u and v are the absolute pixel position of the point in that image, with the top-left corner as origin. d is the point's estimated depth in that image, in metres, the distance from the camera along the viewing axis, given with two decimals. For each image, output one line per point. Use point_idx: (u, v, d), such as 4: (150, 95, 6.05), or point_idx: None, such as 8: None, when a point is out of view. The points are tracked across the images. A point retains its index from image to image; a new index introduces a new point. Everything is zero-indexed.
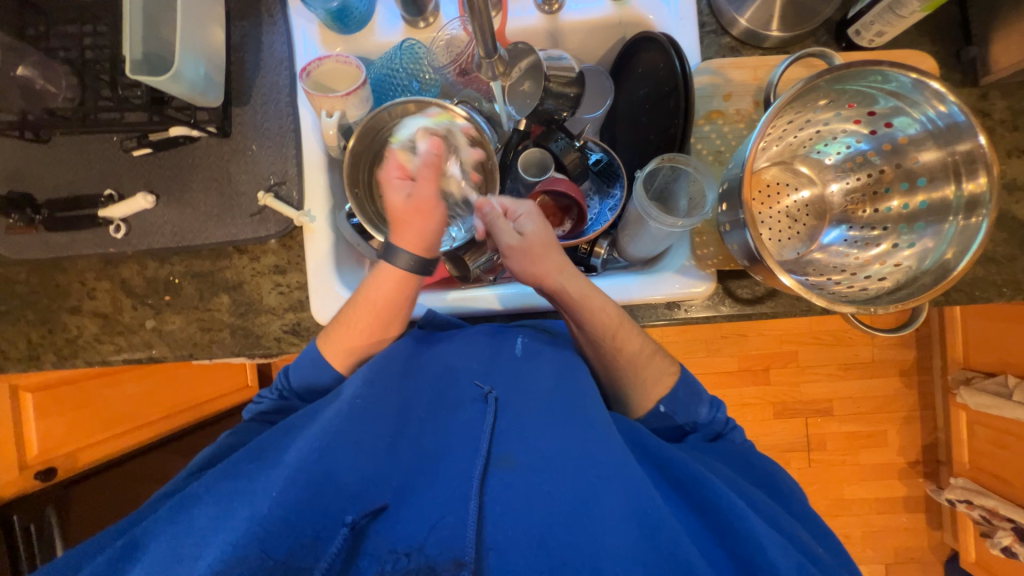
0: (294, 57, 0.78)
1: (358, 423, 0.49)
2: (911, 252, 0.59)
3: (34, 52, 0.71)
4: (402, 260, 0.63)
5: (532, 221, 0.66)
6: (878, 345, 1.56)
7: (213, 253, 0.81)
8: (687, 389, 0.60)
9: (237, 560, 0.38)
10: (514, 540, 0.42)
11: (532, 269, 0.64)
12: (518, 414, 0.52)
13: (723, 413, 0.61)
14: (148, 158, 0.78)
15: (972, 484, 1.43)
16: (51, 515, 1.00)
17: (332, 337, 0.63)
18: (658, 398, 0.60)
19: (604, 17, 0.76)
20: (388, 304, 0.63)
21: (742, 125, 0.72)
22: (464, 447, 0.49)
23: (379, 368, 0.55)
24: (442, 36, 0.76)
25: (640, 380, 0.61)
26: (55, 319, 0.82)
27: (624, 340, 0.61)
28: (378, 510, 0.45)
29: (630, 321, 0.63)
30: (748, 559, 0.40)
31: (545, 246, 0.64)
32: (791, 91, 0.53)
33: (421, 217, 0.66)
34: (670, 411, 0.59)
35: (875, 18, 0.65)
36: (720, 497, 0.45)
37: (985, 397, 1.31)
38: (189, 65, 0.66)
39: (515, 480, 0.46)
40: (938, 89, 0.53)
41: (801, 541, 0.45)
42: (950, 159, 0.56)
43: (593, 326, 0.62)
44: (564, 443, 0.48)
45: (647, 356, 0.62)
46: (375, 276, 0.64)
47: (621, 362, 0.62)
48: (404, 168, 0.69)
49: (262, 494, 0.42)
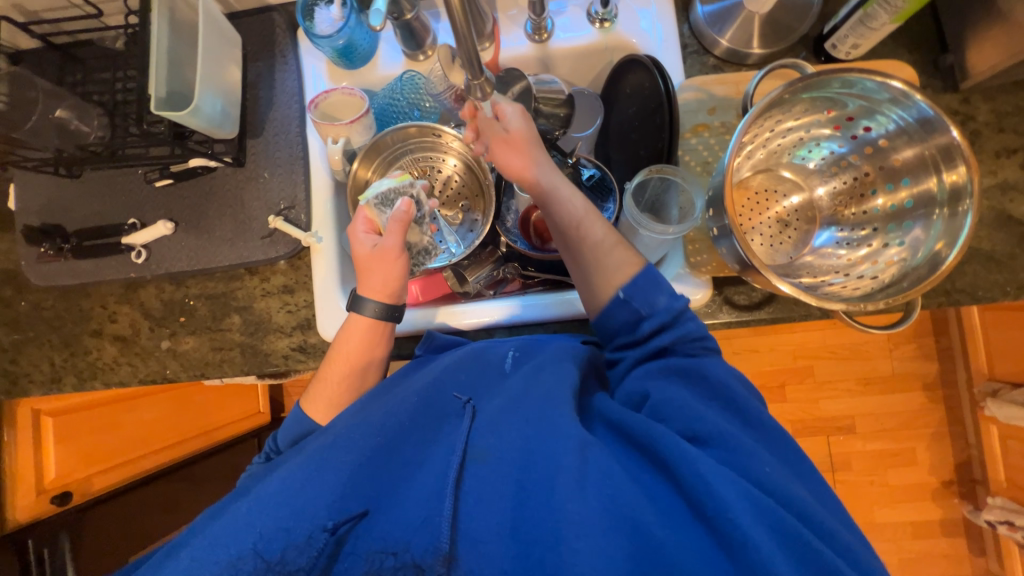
0: (304, 92, 0.85)
1: (344, 441, 0.50)
2: (901, 249, 0.60)
3: (71, 96, 0.78)
4: (368, 309, 0.67)
5: (517, 118, 0.68)
6: (897, 357, 1.51)
7: (226, 275, 0.85)
8: (648, 278, 0.57)
9: (236, 562, 0.41)
10: (487, 528, 0.42)
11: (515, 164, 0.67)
12: (492, 414, 0.52)
13: (684, 302, 0.56)
14: (170, 189, 0.84)
15: (1011, 503, 1.35)
16: (64, 541, 0.97)
17: (314, 394, 0.67)
18: (618, 284, 0.58)
19: (591, 43, 0.81)
20: (358, 354, 0.67)
21: (728, 136, 0.74)
22: (444, 449, 0.50)
23: (367, 402, 0.58)
24: (439, 67, 0.82)
25: (601, 267, 0.60)
26: (78, 342, 0.86)
27: (587, 228, 0.62)
28: (360, 516, 0.45)
29: (598, 213, 0.64)
30: (698, 503, 0.40)
31: (529, 142, 0.67)
32: (764, 100, 0.55)
33: (386, 266, 0.67)
34: (627, 297, 0.56)
35: (848, 31, 0.69)
36: (671, 448, 0.43)
37: (1015, 409, 1.25)
38: (207, 101, 0.72)
39: (486, 471, 0.46)
40: (901, 89, 0.54)
41: (763, 475, 0.43)
42: (928, 154, 0.57)
43: (561, 216, 0.64)
44: (530, 432, 0.48)
45: (611, 244, 0.61)
46: (345, 331, 0.68)
47: (584, 249, 0.62)
48: (370, 222, 0.71)
49: (248, 523, 0.43)
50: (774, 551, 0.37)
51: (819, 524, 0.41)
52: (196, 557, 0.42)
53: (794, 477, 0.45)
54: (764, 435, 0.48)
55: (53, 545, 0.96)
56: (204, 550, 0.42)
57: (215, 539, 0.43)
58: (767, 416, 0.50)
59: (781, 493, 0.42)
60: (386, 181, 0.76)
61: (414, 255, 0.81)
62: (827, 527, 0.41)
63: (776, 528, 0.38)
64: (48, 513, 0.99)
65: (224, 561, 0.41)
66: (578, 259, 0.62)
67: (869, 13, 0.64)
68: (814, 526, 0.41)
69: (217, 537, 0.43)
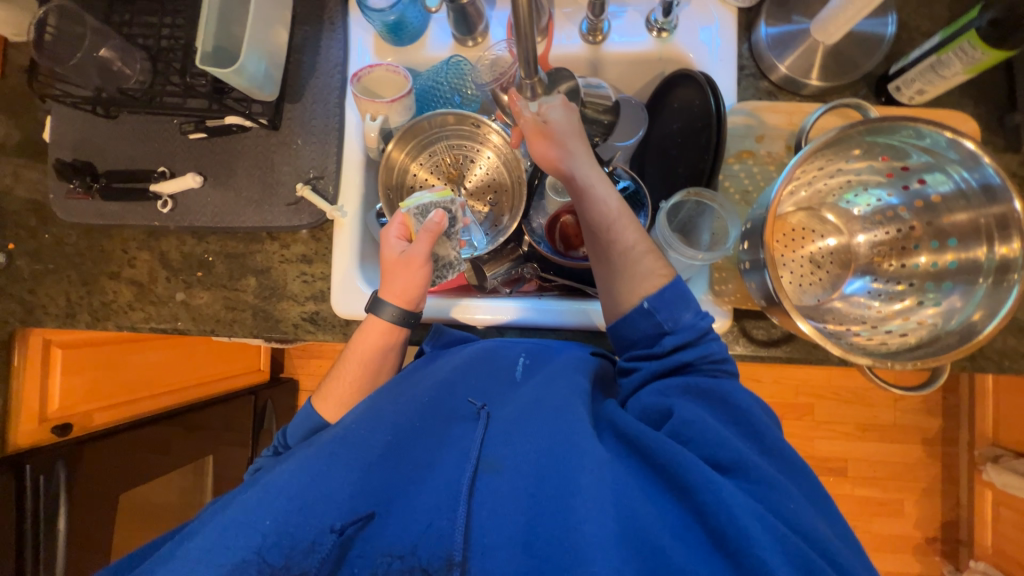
0: (348, 63, 0.84)
1: (355, 435, 0.51)
2: (936, 311, 0.58)
3: (116, 37, 0.77)
4: (387, 312, 0.67)
5: (559, 110, 0.67)
6: (901, 409, 1.49)
7: (248, 237, 0.85)
8: (676, 291, 0.57)
9: (239, 566, 0.41)
10: (497, 541, 0.42)
11: (553, 155, 0.66)
12: (504, 421, 0.53)
13: (705, 322, 0.57)
14: (203, 142, 0.83)
15: (993, 570, 1.34)
16: (61, 469, 0.96)
17: (326, 389, 0.69)
18: (643, 294, 0.58)
19: (645, 51, 0.78)
20: (375, 353, 0.68)
21: (772, 167, 0.72)
22: (455, 453, 0.51)
23: (376, 399, 0.58)
24: (488, 55, 0.79)
25: (628, 274, 0.59)
26: (96, 281, 0.87)
27: (618, 232, 0.62)
28: (368, 517, 0.46)
29: (630, 215, 0.63)
30: (721, 534, 0.39)
31: (573, 134, 0.66)
32: (822, 138, 0.53)
33: (407, 272, 0.67)
34: (653, 308, 0.57)
35: (916, 76, 0.66)
36: (693, 473, 0.43)
37: (1013, 478, 1.23)
38: (252, 60, 0.72)
39: (500, 483, 0.46)
40: (972, 149, 0.53)
41: (786, 510, 0.42)
42: (982, 221, 0.55)
43: (593, 217, 0.63)
44: (544, 444, 0.48)
45: (639, 251, 0.60)
46: (363, 328, 0.69)
47: (612, 256, 0.61)
48: (402, 226, 0.70)
49: (256, 517, 0.44)
50: (783, 567, 0.37)
51: (834, 558, 0.41)
52: (201, 551, 0.42)
53: (816, 513, 0.45)
54: (786, 470, 0.48)
55: (50, 472, 0.94)
56: (206, 547, 0.42)
57: (221, 529, 0.43)
58: (782, 445, 0.50)
59: (800, 525, 0.42)
60: (426, 194, 0.73)
61: (438, 268, 0.75)
62: (838, 558, 0.41)
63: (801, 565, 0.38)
64: (45, 442, 0.99)
65: (227, 564, 0.41)
66: (607, 262, 0.62)
67: (942, 59, 0.62)
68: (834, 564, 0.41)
69: (221, 535, 0.43)
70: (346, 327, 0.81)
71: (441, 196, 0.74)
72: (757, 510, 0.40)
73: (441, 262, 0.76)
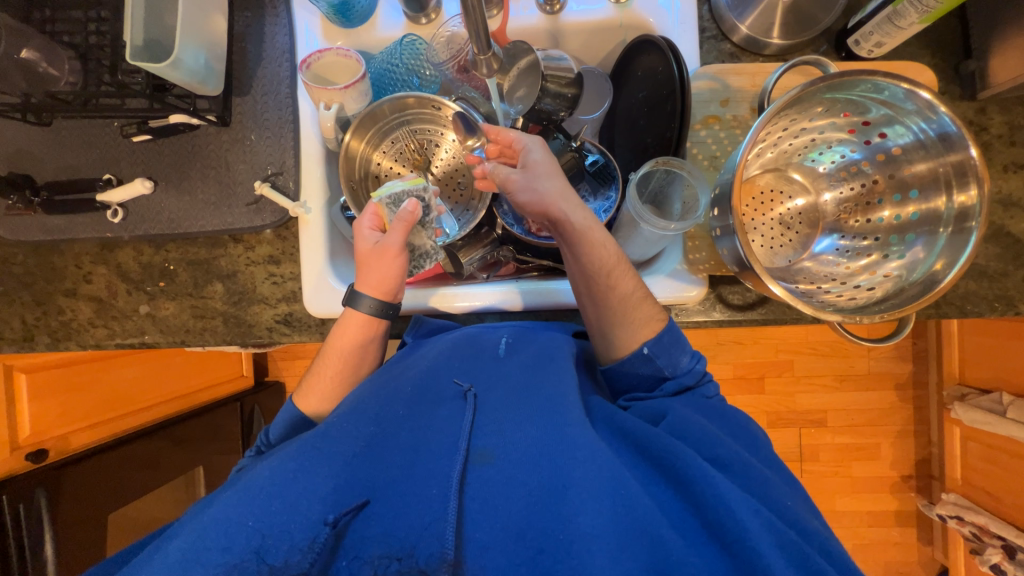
0: (296, 49, 0.79)
1: (339, 431, 0.50)
2: (900, 264, 0.60)
3: (37, 35, 0.71)
4: (363, 305, 0.66)
5: (540, 151, 0.66)
6: (874, 358, 1.55)
7: (209, 241, 0.81)
8: (672, 335, 0.59)
9: (236, 566, 0.40)
10: (494, 536, 0.42)
11: (545, 196, 0.62)
12: (495, 410, 0.52)
13: (700, 365, 0.61)
14: (148, 145, 0.79)
15: (963, 499, 1.43)
16: (41, 497, 0.92)
17: (306, 387, 0.67)
18: (642, 340, 0.59)
19: (605, 19, 0.76)
20: (354, 348, 0.67)
21: (739, 131, 0.72)
22: (445, 442, 0.49)
23: (363, 396, 0.56)
24: (443, 32, 0.76)
25: (628, 320, 0.60)
26: (51, 301, 0.83)
27: (618, 278, 0.60)
28: (361, 506, 0.45)
29: (625, 259, 0.62)
30: (717, 524, 0.40)
31: (559, 177, 0.64)
32: (783, 98, 0.53)
33: (384, 262, 0.65)
34: (652, 354, 0.59)
35: (874, 28, 0.66)
36: (690, 467, 0.44)
37: (979, 413, 1.30)
38: (189, 53, 0.67)
39: (493, 474, 0.45)
40: (928, 99, 0.53)
41: (777, 501, 0.45)
42: (941, 170, 0.56)
43: (592, 260, 0.60)
44: (538, 434, 0.48)
45: (638, 297, 0.61)
46: (340, 324, 0.67)
47: (612, 301, 0.61)
48: (375, 218, 0.68)
49: (241, 516, 0.43)
50: (781, 563, 0.38)
51: (831, 554, 0.42)
52: (186, 553, 0.41)
53: (806, 508, 0.48)
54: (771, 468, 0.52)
55: (28, 501, 0.91)
56: (194, 546, 0.41)
57: (204, 531, 0.42)
58: (769, 452, 0.55)
59: (792, 518, 0.44)
60: (398, 183, 0.72)
61: (415, 258, 0.75)
62: (825, 544, 0.43)
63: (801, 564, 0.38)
64: (22, 470, 0.95)
65: (223, 564, 0.40)
66: (605, 305, 0.61)
67: (898, 10, 0.62)
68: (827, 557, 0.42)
69: (211, 534, 0.42)
70: (322, 326, 0.79)
71: (413, 184, 0.73)
72: (753, 503, 0.41)
73: (418, 253, 0.76)
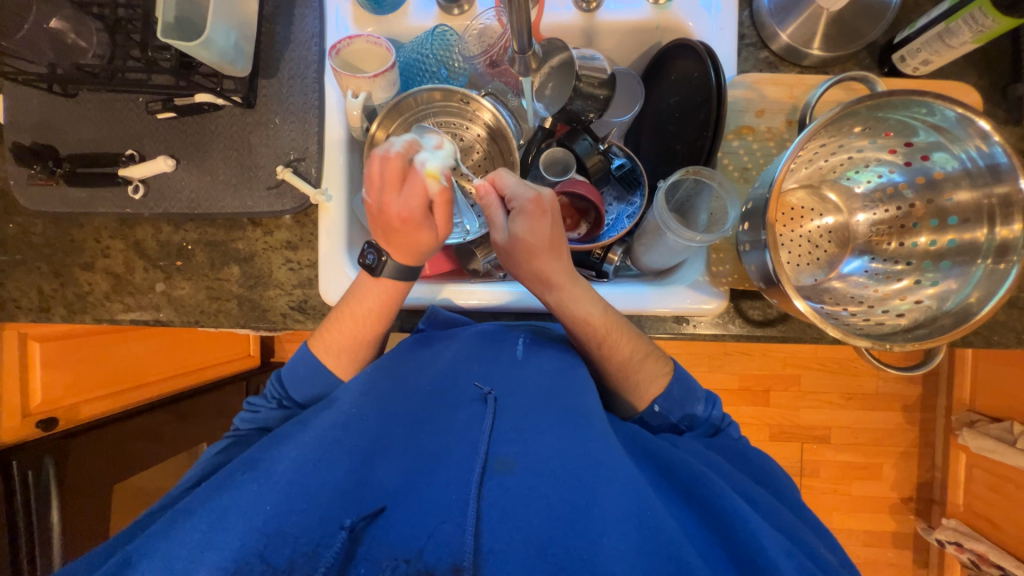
0: (325, 34, 0.78)
1: (359, 424, 0.52)
2: (934, 291, 0.58)
3: (67, 5, 0.70)
4: (385, 270, 0.64)
5: (524, 221, 0.61)
6: (883, 378, 1.53)
7: (228, 223, 0.81)
8: (682, 386, 0.61)
9: (242, 566, 0.40)
10: (513, 547, 0.41)
11: (528, 273, 0.63)
12: (517, 415, 0.52)
13: (718, 409, 0.62)
14: (172, 123, 0.78)
15: (964, 526, 1.42)
16: (50, 466, 0.96)
17: (326, 340, 0.66)
18: (653, 398, 0.60)
19: (642, 20, 0.74)
20: (384, 307, 0.66)
21: (772, 143, 0.70)
22: (463, 447, 0.49)
23: (383, 389, 0.57)
24: (476, 25, 0.75)
25: (631, 383, 0.61)
26: (68, 273, 0.83)
27: (612, 348, 0.61)
28: (377, 513, 0.46)
29: (622, 326, 0.62)
30: (748, 559, 0.39)
31: (544, 251, 0.61)
32: (827, 115, 0.51)
33: (416, 235, 0.62)
34: (665, 411, 0.60)
35: (922, 45, 0.64)
36: (719, 498, 0.45)
37: (987, 441, 1.28)
38: (220, 33, 0.66)
39: (513, 482, 0.45)
40: (984, 127, 0.52)
41: (802, 540, 0.45)
42: (986, 201, 0.55)
43: (581, 334, 0.63)
44: (561, 445, 0.48)
45: (638, 359, 0.61)
46: (368, 287, 0.66)
47: (610, 367, 0.62)
48: (436, 204, 0.60)
49: (258, 502, 0.44)
50: None
51: None
52: (201, 535, 0.42)
53: (829, 549, 0.48)
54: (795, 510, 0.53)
55: (38, 468, 0.95)
56: (208, 528, 0.42)
57: (219, 518, 0.43)
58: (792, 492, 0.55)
59: (817, 556, 0.44)
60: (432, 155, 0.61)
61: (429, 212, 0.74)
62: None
63: None
64: (32, 437, 0.96)
65: (228, 564, 0.39)
66: (603, 372, 0.64)
67: (951, 28, 0.60)
68: None
69: (229, 518, 0.42)
70: None
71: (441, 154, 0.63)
72: (786, 544, 0.41)
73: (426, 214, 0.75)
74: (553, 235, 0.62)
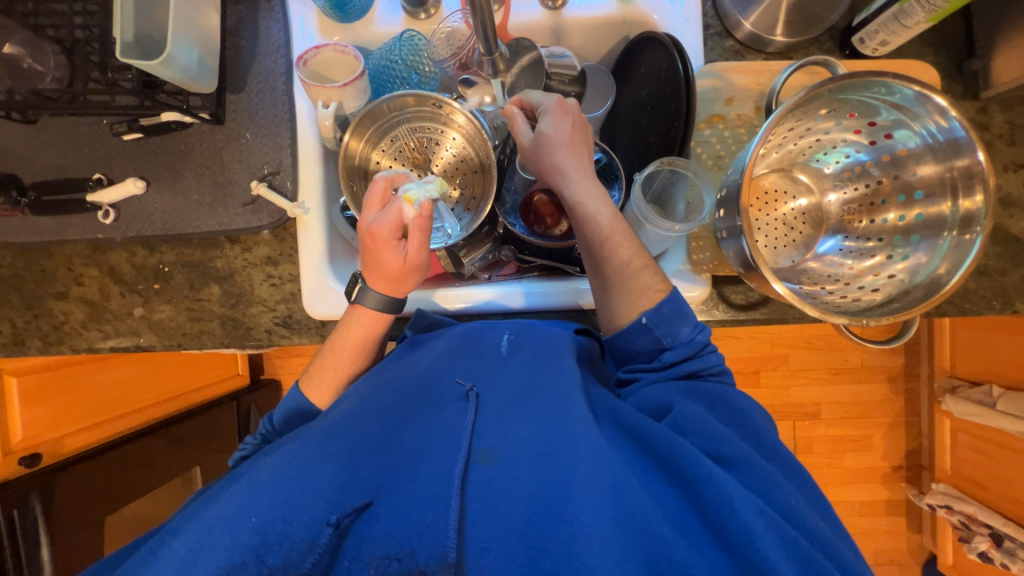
0: (291, 44, 0.77)
1: (345, 426, 0.52)
2: (904, 265, 0.60)
3: (21, 29, 0.69)
4: (369, 300, 0.63)
5: (552, 119, 0.64)
6: (867, 351, 1.57)
7: (204, 242, 0.79)
8: (673, 305, 0.58)
9: (236, 567, 0.40)
10: (496, 534, 0.42)
11: (547, 166, 0.65)
12: (495, 408, 0.52)
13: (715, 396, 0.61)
14: (139, 144, 0.76)
15: (952, 489, 1.46)
16: (36, 501, 0.91)
17: (310, 375, 0.66)
18: (641, 310, 0.59)
19: (608, 15, 0.75)
20: (366, 341, 0.66)
21: (743, 130, 0.71)
22: (447, 441, 0.49)
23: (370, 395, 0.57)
24: (443, 28, 0.75)
25: (625, 290, 0.60)
26: (42, 304, 0.81)
27: (614, 248, 0.61)
28: (362, 508, 0.46)
29: (626, 231, 0.63)
30: (720, 525, 0.41)
31: (565, 144, 0.64)
32: (793, 99, 0.52)
33: (394, 265, 0.61)
34: (650, 324, 0.58)
35: (880, 26, 0.65)
36: (694, 465, 0.44)
37: (969, 406, 1.32)
38: (182, 49, 0.65)
39: (493, 473, 0.45)
40: (940, 103, 0.53)
41: (785, 504, 0.45)
42: (948, 174, 0.56)
43: (588, 233, 0.63)
44: (540, 432, 0.48)
45: (636, 266, 0.61)
46: (351, 321, 0.65)
47: (608, 270, 0.62)
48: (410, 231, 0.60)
49: (241, 513, 0.43)
50: (785, 563, 0.38)
51: (837, 557, 0.43)
52: (187, 553, 0.41)
53: (816, 510, 0.48)
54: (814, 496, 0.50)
55: (24, 506, 0.89)
56: (193, 543, 0.42)
57: (206, 531, 0.42)
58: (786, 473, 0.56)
59: (791, 512, 0.44)
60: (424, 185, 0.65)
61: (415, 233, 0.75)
62: (830, 545, 0.43)
63: (798, 558, 0.40)
64: (15, 475, 0.93)
65: (224, 565, 0.40)
66: (601, 277, 0.62)
67: (904, 8, 0.61)
68: (832, 557, 0.43)
69: (212, 530, 0.42)
70: (322, 328, 0.78)
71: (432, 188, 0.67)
72: (757, 502, 0.42)
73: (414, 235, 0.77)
74: (576, 135, 0.65)
